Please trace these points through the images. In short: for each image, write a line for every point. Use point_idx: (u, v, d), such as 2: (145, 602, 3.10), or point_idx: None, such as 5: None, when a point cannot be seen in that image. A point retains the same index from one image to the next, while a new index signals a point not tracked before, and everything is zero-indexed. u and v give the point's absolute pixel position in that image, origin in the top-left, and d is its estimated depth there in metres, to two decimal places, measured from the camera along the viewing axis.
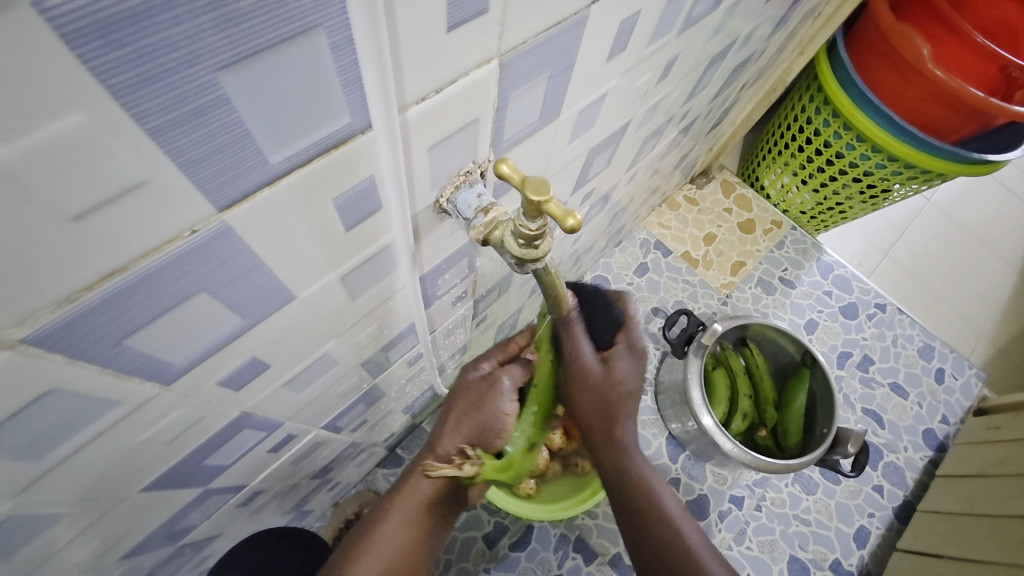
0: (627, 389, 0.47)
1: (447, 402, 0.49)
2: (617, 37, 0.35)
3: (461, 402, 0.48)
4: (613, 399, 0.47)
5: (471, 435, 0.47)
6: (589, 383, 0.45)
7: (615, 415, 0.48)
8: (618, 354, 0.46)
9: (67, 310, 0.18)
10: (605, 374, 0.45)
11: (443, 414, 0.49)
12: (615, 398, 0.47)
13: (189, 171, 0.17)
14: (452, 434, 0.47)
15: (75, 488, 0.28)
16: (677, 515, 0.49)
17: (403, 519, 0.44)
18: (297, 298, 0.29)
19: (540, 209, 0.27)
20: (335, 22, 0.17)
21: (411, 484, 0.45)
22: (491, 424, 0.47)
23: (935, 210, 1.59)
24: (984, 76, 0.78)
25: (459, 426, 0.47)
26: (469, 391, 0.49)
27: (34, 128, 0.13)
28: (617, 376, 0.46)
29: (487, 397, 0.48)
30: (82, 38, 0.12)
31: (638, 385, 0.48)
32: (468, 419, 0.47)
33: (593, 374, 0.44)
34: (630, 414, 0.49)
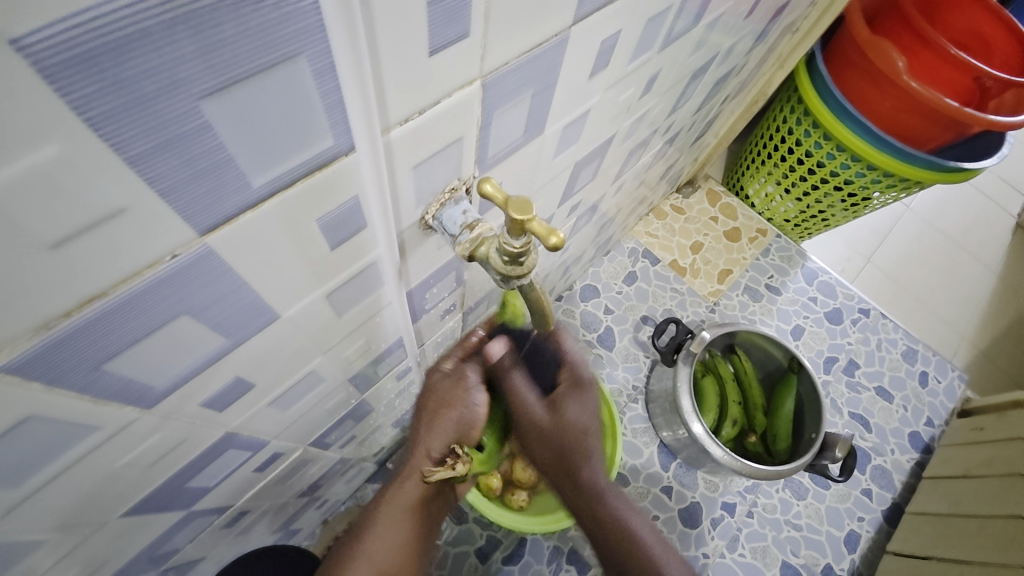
0: (582, 429, 0.47)
1: (415, 402, 0.47)
2: (599, 54, 0.36)
3: (430, 403, 0.46)
4: (566, 445, 0.46)
5: (448, 434, 0.45)
6: (537, 429, 0.46)
7: (576, 457, 0.47)
8: (567, 397, 0.47)
9: (46, 336, 0.18)
10: (554, 421, 0.46)
11: (414, 416, 0.47)
12: (570, 443, 0.46)
13: (171, 197, 0.17)
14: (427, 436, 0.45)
15: (54, 514, 0.28)
16: (658, 551, 0.49)
17: (392, 529, 0.45)
18: (282, 317, 0.29)
19: (524, 228, 0.28)
20: (316, 49, 0.17)
21: (395, 491, 0.46)
22: (466, 416, 0.46)
23: (915, 216, 1.63)
24: (959, 87, 0.80)
25: (433, 427, 0.45)
26: (434, 389, 0.46)
27: (13, 159, 0.13)
28: (568, 421, 0.46)
29: (456, 396, 0.46)
30: (61, 71, 0.12)
31: (593, 422, 0.48)
32: (442, 418, 0.45)
33: (541, 421, 0.46)
34: (593, 453, 0.48)
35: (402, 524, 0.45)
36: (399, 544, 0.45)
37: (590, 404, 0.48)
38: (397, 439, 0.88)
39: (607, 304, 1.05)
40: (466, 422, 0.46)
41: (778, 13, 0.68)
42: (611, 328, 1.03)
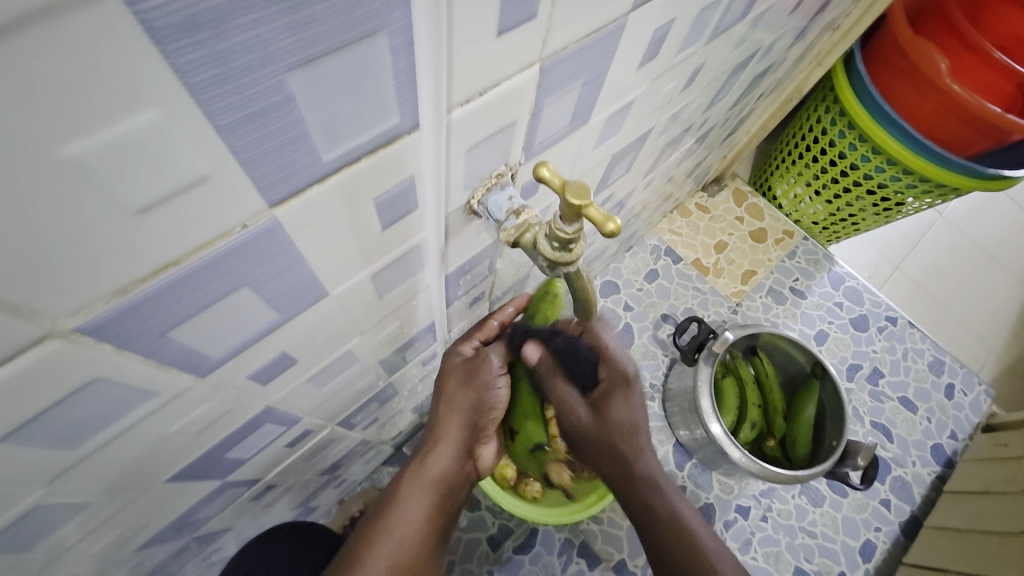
0: (631, 426, 0.51)
1: (435, 385, 0.51)
2: (648, 45, 0.35)
3: (449, 386, 0.50)
4: (613, 437, 0.51)
5: (466, 408, 0.49)
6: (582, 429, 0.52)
7: (627, 449, 0.52)
8: (611, 398, 0.51)
9: (121, 300, 0.18)
10: (597, 421, 0.51)
11: (433, 398, 0.50)
12: (615, 436, 0.51)
13: (248, 168, 0.17)
14: (449, 411, 0.49)
15: (105, 477, 0.29)
16: (710, 546, 0.50)
17: (418, 501, 0.46)
18: (330, 295, 0.29)
19: (579, 213, 0.27)
20: (397, 25, 0.17)
21: (420, 466, 0.47)
22: (482, 400, 0.50)
23: (947, 224, 1.59)
24: (1000, 92, 0.78)
25: (454, 401, 0.49)
26: (451, 373, 0.50)
27: (112, 121, 0.13)
28: (614, 421, 0.51)
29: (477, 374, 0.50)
30: (166, 35, 0.12)
31: (642, 419, 0.52)
32: (460, 395, 0.49)
33: (585, 425, 0.52)
34: (646, 446, 0.52)
35: (427, 498, 0.46)
36: (423, 517, 0.45)
37: (636, 402, 0.51)
38: (414, 425, 0.89)
39: (628, 300, 1.04)
40: (483, 403, 0.50)
41: (822, 9, 0.66)
42: (631, 324, 1.02)
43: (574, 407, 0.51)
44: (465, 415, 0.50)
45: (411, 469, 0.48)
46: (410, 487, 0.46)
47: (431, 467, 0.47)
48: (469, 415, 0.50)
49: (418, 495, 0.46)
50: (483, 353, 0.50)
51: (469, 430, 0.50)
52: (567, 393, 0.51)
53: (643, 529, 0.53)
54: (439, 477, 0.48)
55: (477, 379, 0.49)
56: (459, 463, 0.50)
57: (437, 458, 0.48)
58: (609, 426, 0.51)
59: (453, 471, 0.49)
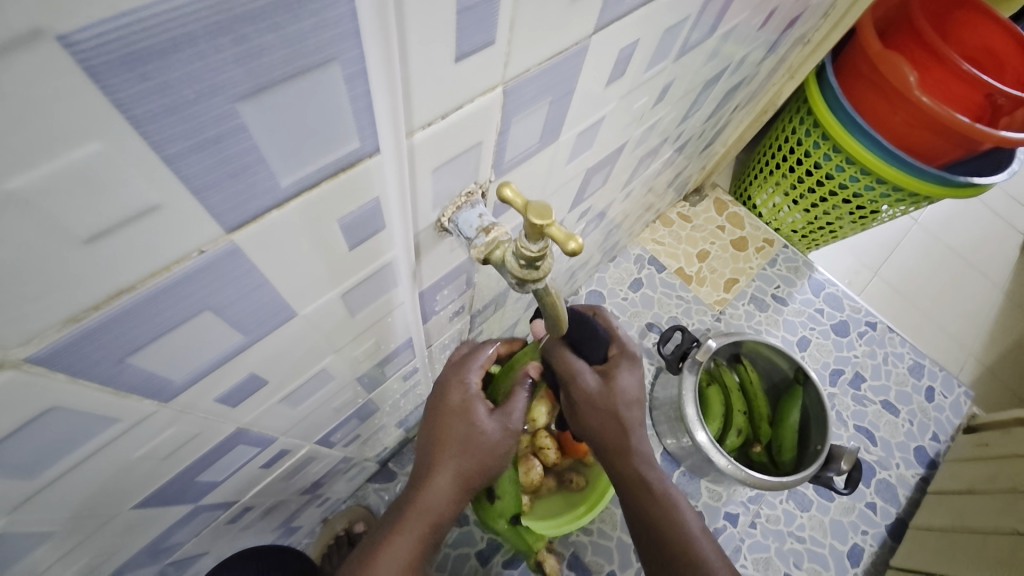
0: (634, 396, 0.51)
1: (430, 415, 0.46)
2: (616, 63, 0.36)
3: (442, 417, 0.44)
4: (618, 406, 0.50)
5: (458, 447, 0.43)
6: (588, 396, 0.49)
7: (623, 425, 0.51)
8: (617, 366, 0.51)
9: (74, 329, 0.18)
10: (607, 388, 0.50)
11: (427, 429, 0.45)
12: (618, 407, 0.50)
13: (201, 195, 0.17)
14: (448, 455, 0.43)
15: (68, 505, 0.28)
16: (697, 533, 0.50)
17: (406, 549, 0.42)
18: (298, 315, 0.29)
19: (543, 232, 0.28)
20: (349, 54, 0.17)
21: (412, 510, 0.43)
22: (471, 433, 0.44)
23: (924, 230, 1.62)
24: (970, 103, 0.80)
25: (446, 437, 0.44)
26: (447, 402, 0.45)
27: (53, 155, 0.13)
28: (621, 387, 0.50)
29: (471, 420, 0.44)
30: (106, 69, 0.12)
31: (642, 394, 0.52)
32: (448, 428, 0.44)
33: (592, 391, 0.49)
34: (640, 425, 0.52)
35: (417, 544, 0.43)
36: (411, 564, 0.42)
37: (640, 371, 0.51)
38: (399, 439, 0.89)
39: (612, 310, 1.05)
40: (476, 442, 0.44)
41: (792, 24, 0.68)
42: None
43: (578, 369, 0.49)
44: (459, 454, 0.43)
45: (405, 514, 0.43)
46: (399, 531, 0.43)
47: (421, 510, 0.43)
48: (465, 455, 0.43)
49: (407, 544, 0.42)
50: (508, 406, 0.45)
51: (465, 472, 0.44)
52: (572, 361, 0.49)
53: (638, 524, 0.52)
54: (432, 524, 0.43)
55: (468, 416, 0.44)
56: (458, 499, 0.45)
57: (430, 507, 0.43)
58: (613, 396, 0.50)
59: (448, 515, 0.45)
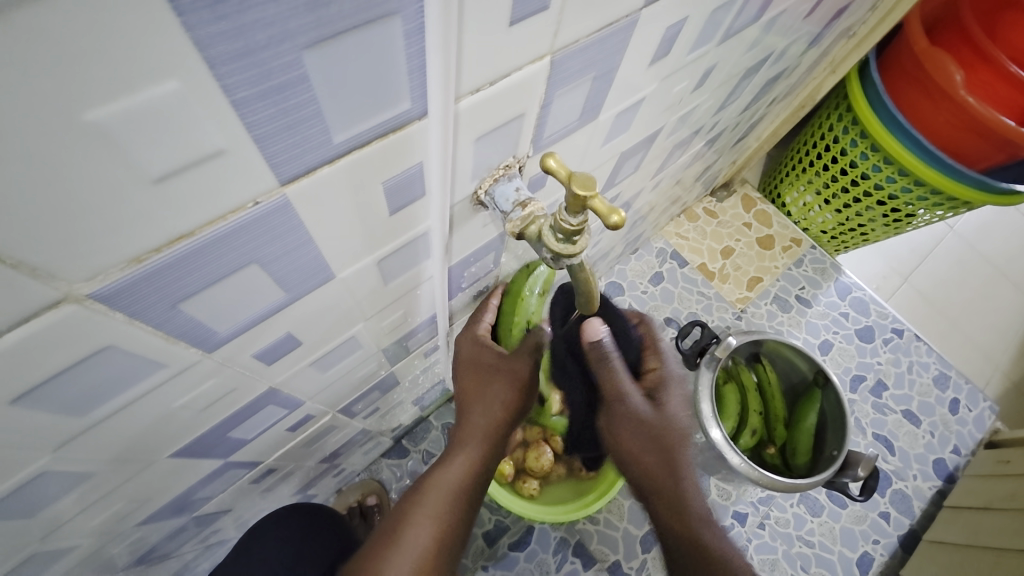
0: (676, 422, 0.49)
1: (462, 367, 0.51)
2: (660, 44, 0.36)
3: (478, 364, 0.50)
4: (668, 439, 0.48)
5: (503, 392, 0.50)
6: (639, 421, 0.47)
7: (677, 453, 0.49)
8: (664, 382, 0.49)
9: (136, 269, 0.19)
10: (659, 411, 0.48)
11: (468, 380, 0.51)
12: (667, 434, 0.48)
13: (262, 144, 0.18)
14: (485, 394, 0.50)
15: (110, 447, 0.29)
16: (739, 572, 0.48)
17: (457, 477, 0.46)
18: (336, 278, 0.30)
19: (585, 205, 0.28)
20: (411, 10, 0.17)
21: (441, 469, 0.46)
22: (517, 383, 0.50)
23: (959, 238, 1.57)
24: (1017, 106, 0.77)
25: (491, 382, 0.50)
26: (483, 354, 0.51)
27: (133, 90, 0.14)
28: (669, 411, 0.48)
29: (513, 360, 0.50)
30: (187, 6, 0.13)
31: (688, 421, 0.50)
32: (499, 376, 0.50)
33: (643, 407, 0.47)
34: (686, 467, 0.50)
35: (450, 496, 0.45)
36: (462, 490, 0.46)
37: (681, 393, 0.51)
38: (415, 417, 0.90)
39: (632, 303, 1.04)
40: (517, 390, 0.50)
41: (838, 16, 0.66)
42: None
43: (630, 384, 0.46)
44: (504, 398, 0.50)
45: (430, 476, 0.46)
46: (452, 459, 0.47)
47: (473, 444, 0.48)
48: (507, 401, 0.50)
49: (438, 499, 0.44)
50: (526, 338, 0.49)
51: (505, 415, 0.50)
52: (623, 380, 0.46)
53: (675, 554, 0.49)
54: (459, 487, 0.46)
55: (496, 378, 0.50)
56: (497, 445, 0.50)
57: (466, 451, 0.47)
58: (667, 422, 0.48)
59: (475, 480, 0.47)
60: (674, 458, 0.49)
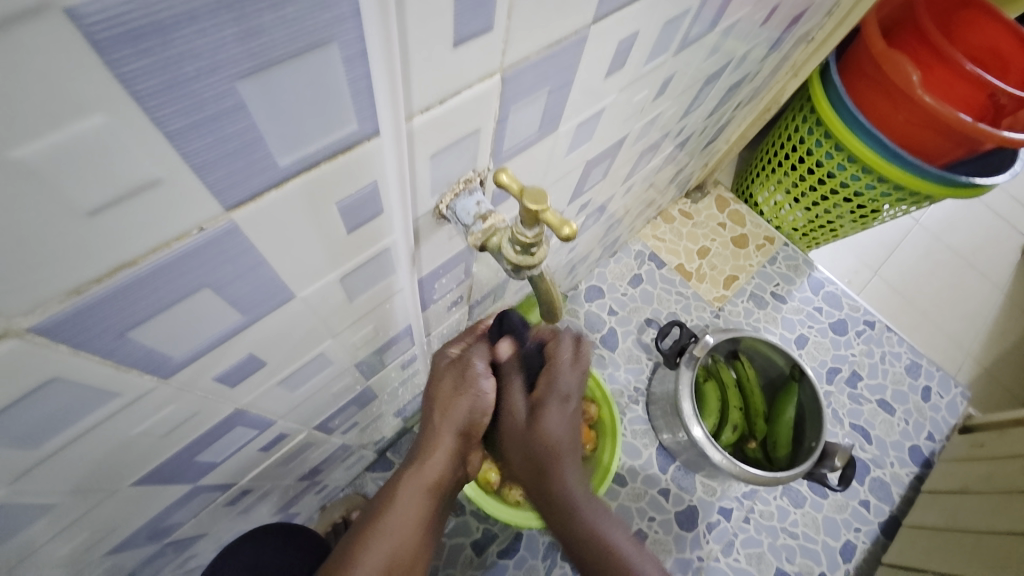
0: (556, 442, 0.44)
1: (425, 392, 0.45)
2: (616, 55, 0.36)
3: (438, 393, 0.43)
4: (543, 452, 0.43)
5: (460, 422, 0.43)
6: (513, 434, 0.44)
7: (549, 467, 0.44)
8: (546, 401, 0.43)
9: (76, 300, 0.18)
10: (530, 427, 0.43)
11: (426, 405, 0.44)
12: (546, 454, 0.44)
13: (202, 171, 0.18)
14: (443, 420, 0.43)
15: (69, 478, 0.29)
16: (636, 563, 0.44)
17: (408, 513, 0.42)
18: (297, 297, 0.30)
19: (538, 217, 0.28)
20: (348, 36, 0.18)
21: (414, 471, 0.43)
22: (477, 407, 0.42)
23: (925, 231, 1.62)
24: (973, 102, 0.80)
25: (449, 407, 0.43)
26: (443, 379, 0.43)
27: (58, 126, 0.14)
28: (545, 432, 0.43)
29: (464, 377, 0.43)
30: (109, 42, 0.13)
31: (568, 438, 0.44)
32: (453, 406, 0.42)
33: (518, 425, 0.43)
34: (569, 467, 0.44)
35: (422, 502, 0.43)
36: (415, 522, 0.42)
37: (571, 411, 0.45)
38: (397, 429, 0.89)
39: (612, 305, 1.05)
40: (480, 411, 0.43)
41: (795, 21, 0.68)
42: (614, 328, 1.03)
43: (515, 396, 0.43)
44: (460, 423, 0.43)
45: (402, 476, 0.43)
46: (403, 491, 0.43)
47: (427, 473, 0.43)
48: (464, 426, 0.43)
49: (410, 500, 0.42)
50: (467, 356, 0.43)
51: (464, 439, 0.43)
52: (514, 393, 0.43)
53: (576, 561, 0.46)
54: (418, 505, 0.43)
55: (466, 384, 0.42)
56: (457, 466, 0.45)
57: (418, 473, 0.43)
58: (538, 436, 0.43)
59: (432, 501, 0.44)
60: (554, 471, 0.44)
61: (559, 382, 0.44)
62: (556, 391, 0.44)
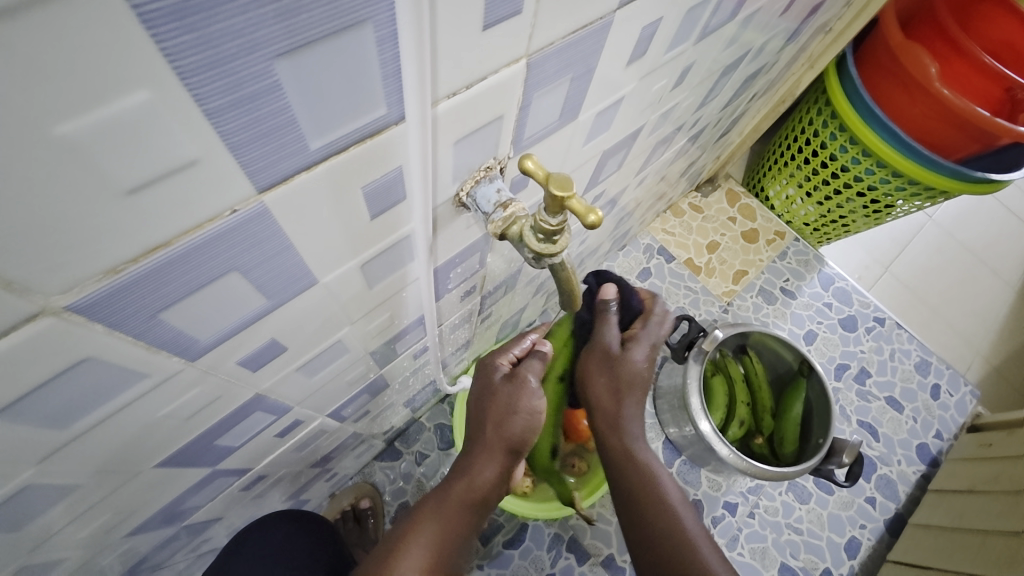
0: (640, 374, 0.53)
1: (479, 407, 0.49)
2: (637, 43, 0.36)
3: (496, 406, 0.48)
4: (623, 380, 0.52)
5: (514, 432, 0.46)
6: (604, 352, 0.53)
7: (626, 391, 0.52)
8: (638, 339, 0.54)
9: (112, 281, 0.19)
10: (622, 351, 0.53)
11: (479, 419, 0.48)
12: (625, 380, 0.52)
13: (237, 152, 0.18)
14: (495, 432, 0.47)
15: (95, 458, 0.29)
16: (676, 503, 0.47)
17: (449, 522, 0.43)
18: (319, 283, 0.30)
19: (563, 205, 0.28)
20: (382, 17, 0.18)
21: (464, 480, 0.46)
22: (530, 424, 0.47)
23: (937, 227, 1.60)
24: (989, 96, 0.79)
25: (502, 421, 0.47)
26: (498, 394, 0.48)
27: (102, 102, 0.14)
28: (633, 359, 0.52)
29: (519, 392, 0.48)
30: (154, 18, 0.13)
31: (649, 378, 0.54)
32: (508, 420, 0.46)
33: (607, 350, 0.53)
34: (637, 403, 0.53)
35: (459, 511, 0.44)
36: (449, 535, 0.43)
37: (655, 358, 0.55)
38: (406, 419, 0.90)
39: None
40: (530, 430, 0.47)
41: (814, 12, 0.67)
42: None
43: (609, 330, 0.55)
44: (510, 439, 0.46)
45: (451, 488, 0.46)
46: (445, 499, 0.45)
47: (475, 485, 0.46)
48: (514, 442, 0.47)
49: (452, 512, 0.44)
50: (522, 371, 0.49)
51: (511, 455, 0.47)
52: (610, 322, 0.56)
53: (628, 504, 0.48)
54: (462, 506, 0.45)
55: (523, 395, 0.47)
56: (498, 487, 0.48)
57: (466, 482, 0.46)
58: (623, 365, 0.52)
59: (472, 513, 0.45)
60: (622, 393, 0.52)
61: (649, 328, 0.56)
62: (644, 335, 0.55)
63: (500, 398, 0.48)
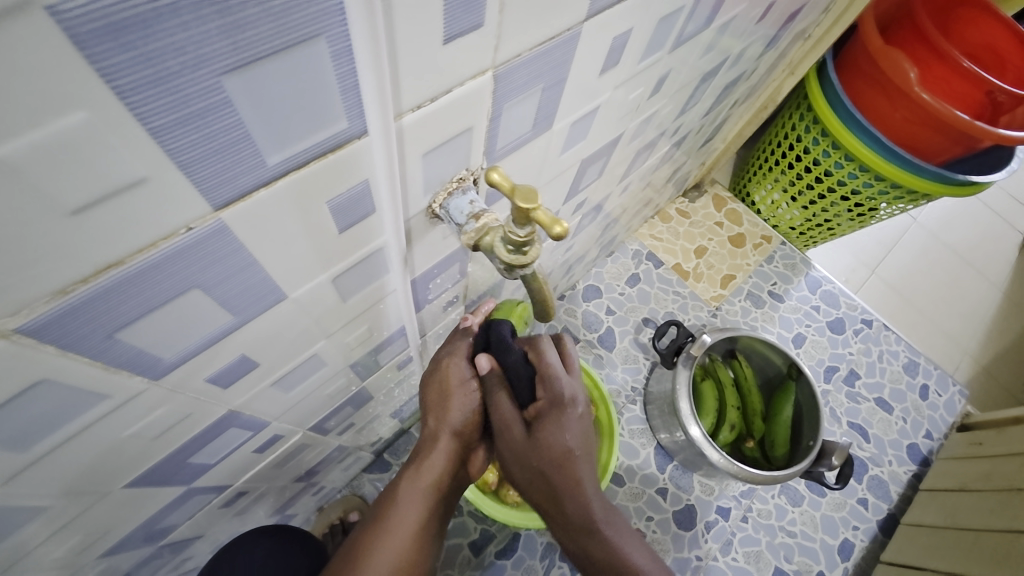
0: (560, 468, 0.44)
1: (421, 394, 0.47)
2: (610, 52, 0.36)
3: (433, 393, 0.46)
4: (547, 464, 0.43)
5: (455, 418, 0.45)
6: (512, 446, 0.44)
7: (564, 482, 0.43)
8: (546, 416, 0.43)
9: (62, 302, 0.18)
10: (529, 441, 0.43)
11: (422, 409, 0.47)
12: (553, 462, 0.43)
13: (188, 169, 0.17)
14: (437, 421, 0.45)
15: (60, 480, 0.28)
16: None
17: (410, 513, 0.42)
18: (289, 298, 0.29)
19: (529, 217, 0.28)
20: (335, 31, 0.17)
21: (413, 472, 0.44)
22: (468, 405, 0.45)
23: (921, 229, 1.62)
24: (970, 100, 0.80)
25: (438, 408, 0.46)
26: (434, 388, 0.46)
27: (39, 124, 0.13)
28: (550, 442, 0.43)
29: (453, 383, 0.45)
30: (91, 38, 0.13)
31: (580, 446, 0.43)
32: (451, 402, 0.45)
33: (517, 439, 0.44)
34: (585, 480, 0.44)
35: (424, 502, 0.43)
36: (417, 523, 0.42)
37: (576, 418, 0.44)
38: (395, 430, 0.89)
39: (609, 304, 1.05)
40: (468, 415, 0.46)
41: (791, 19, 0.68)
42: (612, 328, 1.03)
43: (504, 407, 0.44)
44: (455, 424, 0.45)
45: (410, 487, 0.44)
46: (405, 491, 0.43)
47: (426, 474, 0.44)
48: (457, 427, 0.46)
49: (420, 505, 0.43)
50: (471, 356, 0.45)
51: (461, 439, 0.46)
52: (504, 404, 0.44)
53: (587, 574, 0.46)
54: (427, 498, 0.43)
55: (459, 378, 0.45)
56: (456, 471, 0.47)
57: (426, 469, 0.44)
58: (542, 448, 0.43)
59: (434, 501, 0.44)
60: (567, 485, 0.44)
61: (555, 390, 0.43)
62: (565, 387, 0.44)
63: (459, 402, 0.45)
